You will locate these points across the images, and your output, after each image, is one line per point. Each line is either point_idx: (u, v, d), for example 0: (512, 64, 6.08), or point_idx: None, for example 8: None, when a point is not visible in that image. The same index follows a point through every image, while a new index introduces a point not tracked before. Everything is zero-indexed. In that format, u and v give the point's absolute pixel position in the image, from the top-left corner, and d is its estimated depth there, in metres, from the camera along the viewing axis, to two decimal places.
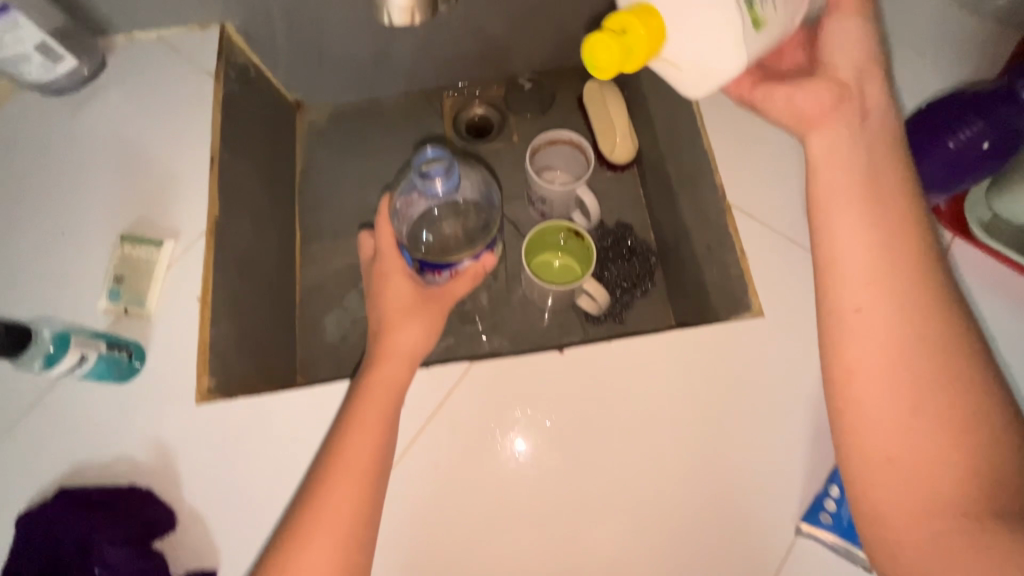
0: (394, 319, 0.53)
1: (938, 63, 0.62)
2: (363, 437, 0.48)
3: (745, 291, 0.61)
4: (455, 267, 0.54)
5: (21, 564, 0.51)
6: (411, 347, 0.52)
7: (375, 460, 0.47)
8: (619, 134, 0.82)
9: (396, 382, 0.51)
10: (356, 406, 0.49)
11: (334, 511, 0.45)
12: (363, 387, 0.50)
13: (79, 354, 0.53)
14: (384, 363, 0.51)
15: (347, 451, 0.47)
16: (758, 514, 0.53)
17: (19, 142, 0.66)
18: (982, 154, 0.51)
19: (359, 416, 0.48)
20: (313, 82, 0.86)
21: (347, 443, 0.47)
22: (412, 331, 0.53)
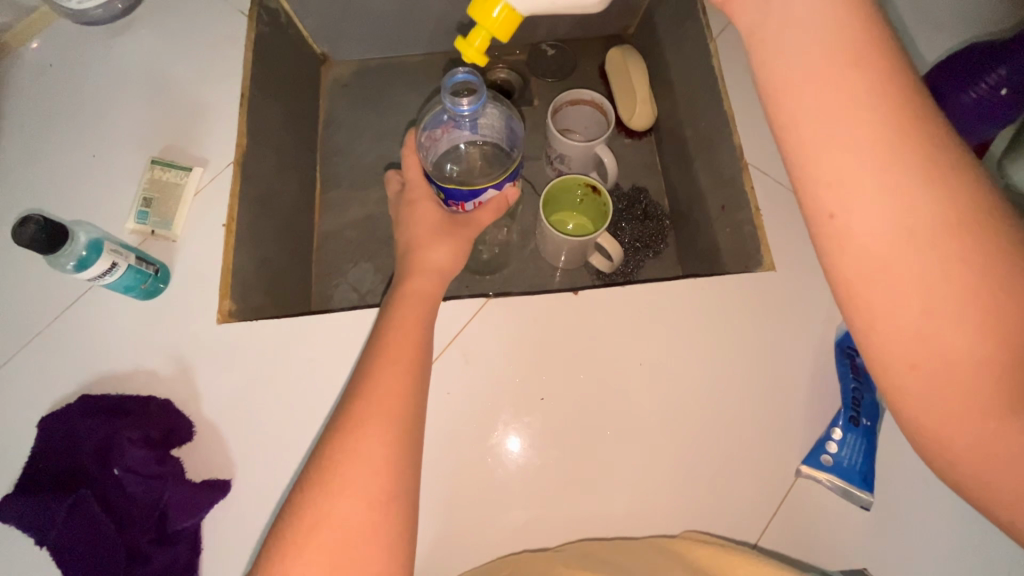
0: (424, 241, 0.55)
1: (955, 33, 0.64)
2: (406, 335, 0.48)
3: (758, 247, 0.63)
4: (479, 199, 0.56)
5: (43, 461, 0.52)
6: (438, 269, 0.54)
7: (416, 357, 0.47)
8: (639, 98, 0.83)
9: (429, 295, 0.52)
10: (387, 319, 0.50)
11: (386, 400, 0.44)
12: (400, 296, 0.52)
13: (111, 261, 0.53)
14: (416, 278, 0.53)
15: (394, 347, 0.47)
16: (759, 455, 0.55)
17: (53, 68, 0.68)
18: (1002, 101, 0.52)
19: (396, 319, 0.50)
20: (340, 36, 0.87)
21: (390, 341, 0.48)
22: (435, 260, 0.54)
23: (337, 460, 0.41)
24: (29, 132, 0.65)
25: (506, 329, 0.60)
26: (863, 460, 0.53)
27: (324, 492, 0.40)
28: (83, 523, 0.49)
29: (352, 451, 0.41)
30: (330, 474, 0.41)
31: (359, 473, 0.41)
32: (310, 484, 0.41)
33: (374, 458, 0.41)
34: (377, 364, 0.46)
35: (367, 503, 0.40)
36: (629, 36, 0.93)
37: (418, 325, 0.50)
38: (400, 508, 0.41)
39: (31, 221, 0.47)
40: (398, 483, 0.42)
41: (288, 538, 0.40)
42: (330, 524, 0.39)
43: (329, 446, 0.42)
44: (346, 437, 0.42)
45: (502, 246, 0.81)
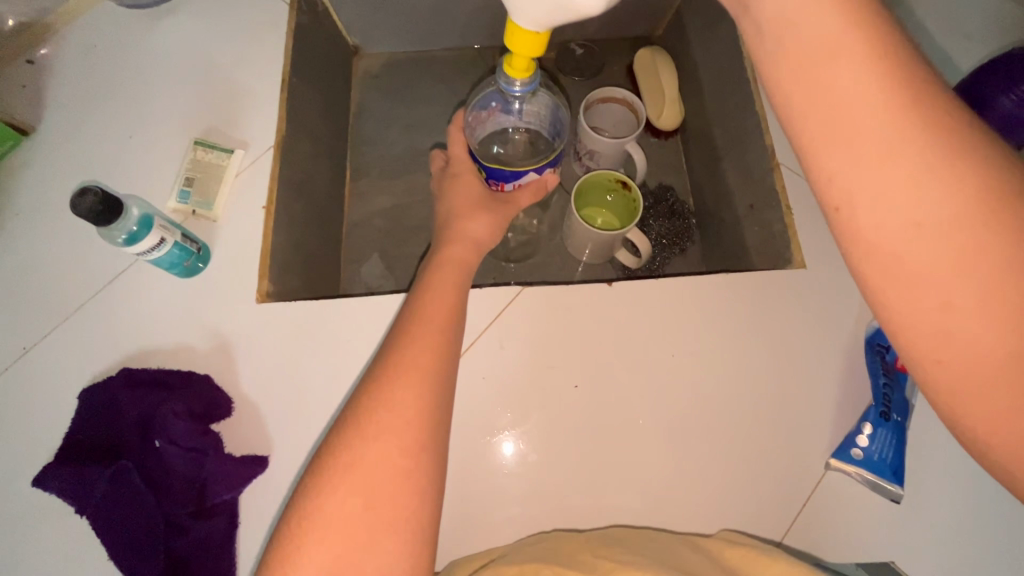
0: (464, 214, 0.56)
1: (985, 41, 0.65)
2: (441, 299, 0.49)
3: (787, 246, 0.64)
4: (519, 180, 0.57)
5: (85, 431, 0.53)
6: (472, 245, 0.55)
7: (451, 319, 0.48)
8: (668, 97, 0.84)
9: (467, 256, 0.54)
10: (419, 294, 0.50)
11: (419, 352, 0.45)
12: (438, 256, 0.54)
13: (160, 236, 0.54)
14: (453, 243, 0.54)
15: (431, 303, 0.49)
16: (788, 449, 0.56)
17: (97, 48, 0.69)
18: None
19: (433, 279, 0.51)
20: (373, 29, 0.88)
21: (426, 310, 0.48)
22: (469, 241, 0.55)
23: (371, 405, 0.42)
24: (72, 110, 0.66)
25: (540, 316, 0.61)
26: (894, 454, 0.54)
27: (359, 434, 0.41)
28: (123, 492, 0.50)
29: (390, 398, 0.42)
30: (366, 419, 0.42)
31: (393, 417, 0.42)
32: (342, 435, 0.42)
33: (407, 408, 0.42)
34: (412, 325, 0.47)
35: (401, 446, 0.41)
36: (657, 38, 0.95)
37: (455, 289, 0.51)
38: (432, 461, 0.42)
39: (89, 192, 0.48)
40: (432, 433, 0.42)
41: (324, 479, 0.40)
42: (361, 475, 0.40)
43: (365, 396, 0.43)
44: (381, 391, 0.43)
45: (527, 238, 0.83)
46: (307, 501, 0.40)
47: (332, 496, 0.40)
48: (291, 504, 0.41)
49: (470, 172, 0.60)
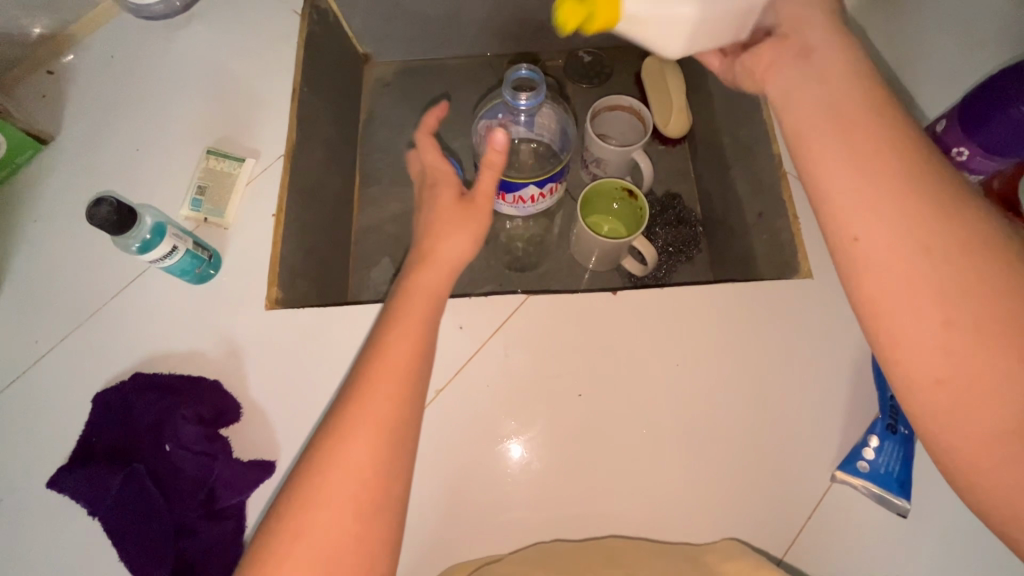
0: (439, 231, 0.53)
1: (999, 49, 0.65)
2: (406, 338, 0.47)
3: (795, 255, 0.64)
4: (518, 192, 0.60)
5: (98, 434, 0.54)
6: (443, 271, 0.51)
7: (414, 362, 0.46)
8: (675, 105, 0.84)
9: (440, 280, 0.51)
10: (382, 334, 0.47)
11: (374, 406, 0.43)
12: (410, 278, 0.51)
13: (172, 244, 0.55)
14: (426, 264, 0.51)
15: (394, 343, 0.46)
16: (794, 461, 0.56)
17: (116, 59, 0.70)
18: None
19: (402, 310, 0.48)
20: (384, 38, 0.89)
21: (386, 355, 0.45)
22: (436, 266, 0.51)
23: (318, 466, 0.41)
24: (91, 119, 0.68)
25: (546, 324, 0.61)
26: (901, 467, 0.54)
27: (302, 502, 0.40)
28: (134, 494, 0.51)
29: (342, 455, 0.41)
30: (313, 481, 0.41)
31: (343, 480, 0.41)
32: (291, 497, 0.41)
33: (356, 472, 0.41)
34: (370, 373, 0.45)
35: (352, 513, 0.40)
36: None
37: (424, 323, 0.48)
38: (387, 520, 0.42)
39: (104, 202, 0.50)
40: (387, 493, 0.42)
41: (269, 542, 0.40)
42: (308, 544, 0.39)
43: (317, 451, 0.42)
44: (332, 453, 0.41)
45: (534, 245, 0.83)
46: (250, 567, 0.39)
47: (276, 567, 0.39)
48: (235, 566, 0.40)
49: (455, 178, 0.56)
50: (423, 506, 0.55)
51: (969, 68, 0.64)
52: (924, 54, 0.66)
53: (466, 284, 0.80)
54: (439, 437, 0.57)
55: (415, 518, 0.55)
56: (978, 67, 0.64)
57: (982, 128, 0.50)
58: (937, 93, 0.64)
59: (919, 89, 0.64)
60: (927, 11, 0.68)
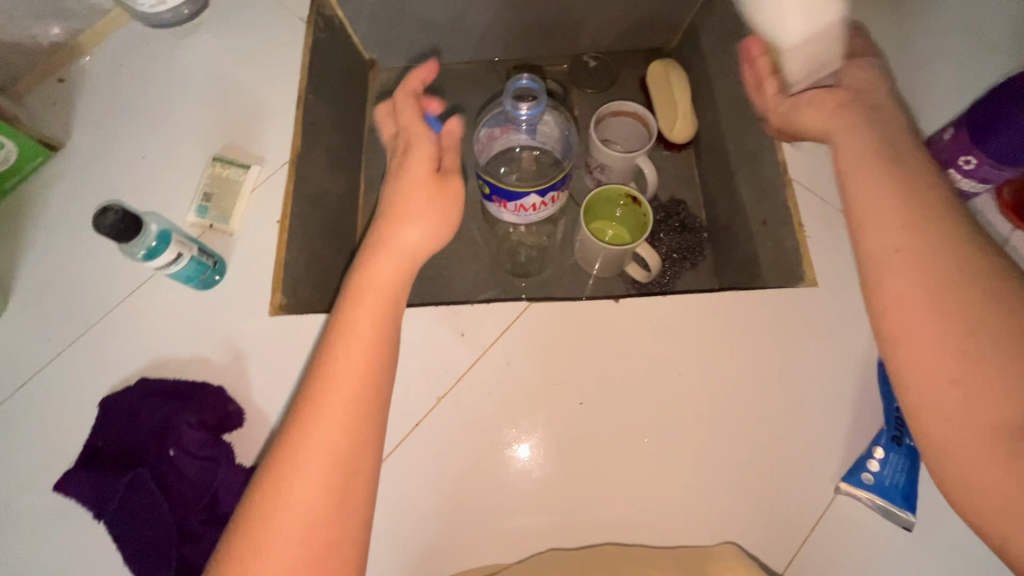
0: (390, 239, 0.50)
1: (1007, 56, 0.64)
2: (353, 362, 0.44)
3: (800, 263, 0.63)
4: (519, 201, 0.60)
5: (104, 438, 0.55)
6: (392, 282, 0.49)
7: (364, 374, 0.44)
8: (680, 110, 0.84)
9: (390, 292, 0.48)
10: (330, 347, 0.45)
11: (320, 431, 0.42)
12: (357, 291, 0.48)
13: (177, 251, 0.56)
14: (374, 275, 0.48)
15: (340, 368, 0.44)
16: (798, 472, 0.55)
17: (124, 67, 0.71)
18: None
19: (349, 327, 0.46)
20: (389, 43, 0.90)
21: (332, 370, 0.44)
22: (391, 265, 0.49)
23: (265, 507, 0.40)
24: (101, 126, 0.69)
25: (547, 330, 0.61)
26: (906, 479, 0.53)
27: (248, 546, 0.39)
28: (139, 498, 0.52)
29: (289, 484, 0.41)
30: (260, 523, 0.40)
31: (291, 521, 0.40)
32: (239, 528, 0.40)
33: (304, 503, 0.40)
34: (316, 392, 0.43)
35: (302, 548, 0.40)
36: (672, 50, 0.94)
37: (374, 342, 0.46)
38: (341, 557, 0.41)
39: (110, 211, 0.50)
40: (339, 529, 0.41)
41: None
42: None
43: (265, 478, 0.41)
44: (278, 483, 0.41)
45: (538, 251, 0.83)
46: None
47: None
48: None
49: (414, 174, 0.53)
50: (424, 512, 0.56)
51: (976, 76, 0.63)
52: (931, 61, 0.65)
53: (469, 289, 0.80)
54: (441, 444, 0.58)
55: (417, 524, 0.55)
56: (985, 74, 0.63)
57: (986, 139, 0.50)
58: (945, 98, 0.63)
59: (928, 95, 0.64)
60: (935, 16, 0.67)
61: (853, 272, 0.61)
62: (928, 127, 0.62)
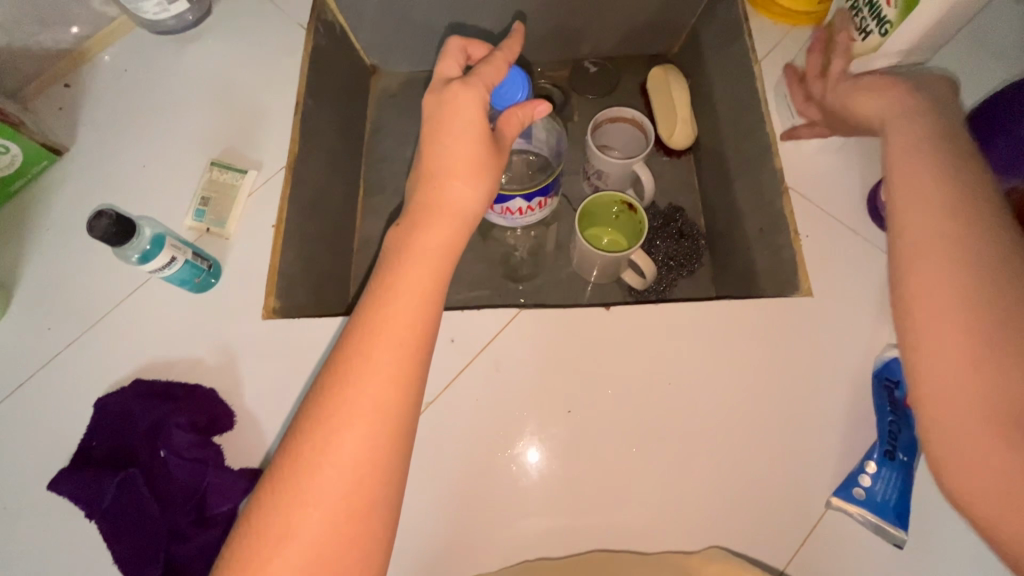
0: (438, 204, 0.50)
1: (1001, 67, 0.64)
2: (404, 321, 0.45)
3: (795, 272, 0.62)
4: (506, 204, 0.61)
5: (98, 437, 0.56)
6: (441, 244, 0.49)
7: (412, 341, 0.45)
8: (680, 116, 0.83)
9: (439, 254, 0.49)
10: (378, 309, 0.46)
11: (370, 393, 0.43)
12: (409, 249, 0.48)
13: (171, 255, 0.57)
14: (426, 235, 0.49)
15: (387, 331, 0.45)
16: (789, 484, 0.55)
17: (128, 73, 0.73)
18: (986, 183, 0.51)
19: (399, 284, 0.47)
20: (390, 49, 0.90)
21: (379, 335, 0.45)
22: (439, 230, 0.49)
23: (311, 459, 0.41)
24: (104, 131, 0.70)
25: (539, 338, 0.61)
26: (898, 496, 0.52)
27: (293, 501, 0.41)
28: (130, 498, 0.53)
29: (336, 445, 0.42)
30: (305, 480, 0.41)
31: (337, 474, 0.41)
32: (279, 488, 0.41)
33: (350, 464, 0.42)
34: (365, 355, 0.44)
35: (345, 507, 0.41)
36: (673, 55, 0.94)
37: (423, 303, 0.47)
38: (380, 514, 0.42)
39: (104, 215, 0.51)
40: (383, 486, 0.43)
41: (256, 535, 0.40)
42: (298, 538, 0.40)
43: (310, 439, 0.42)
44: (325, 443, 0.42)
45: (535, 256, 0.83)
46: (234, 565, 0.39)
47: (267, 564, 0.39)
48: (217, 563, 0.40)
49: (464, 129, 0.50)
50: (411, 519, 0.55)
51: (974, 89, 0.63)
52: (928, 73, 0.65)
53: (465, 295, 0.81)
54: (430, 450, 0.57)
55: (406, 530, 0.55)
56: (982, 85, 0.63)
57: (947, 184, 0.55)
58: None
59: None
60: None
61: (850, 283, 0.60)
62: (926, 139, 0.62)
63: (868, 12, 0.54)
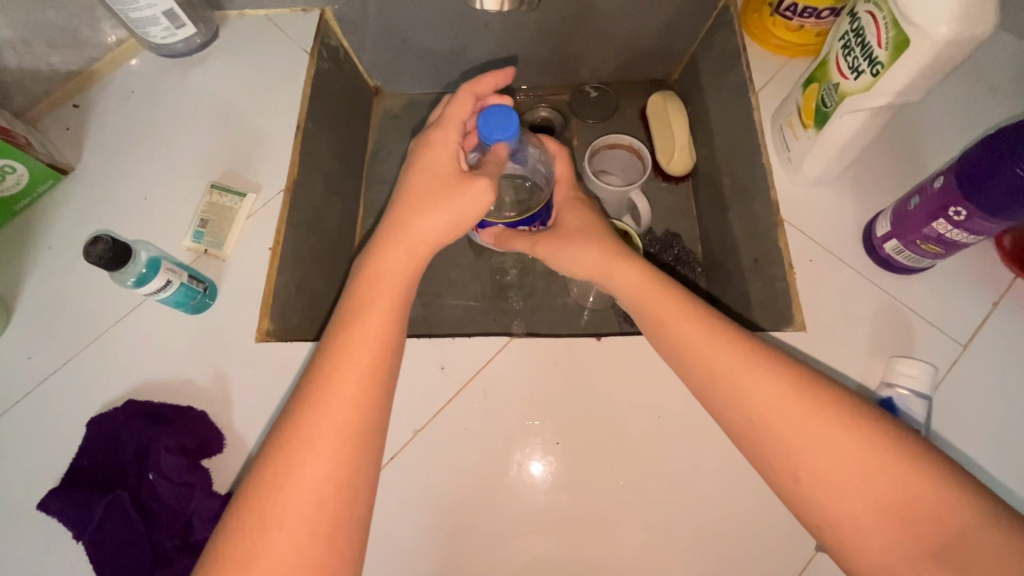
0: (402, 229, 0.51)
1: (993, 106, 0.65)
2: (367, 344, 0.46)
3: (789, 305, 0.61)
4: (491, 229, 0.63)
5: (89, 458, 0.56)
6: (404, 268, 0.50)
7: (375, 361, 0.46)
8: (678, 143, 0.83)
9: (401, 279, 0.49)
10: (340, 332, 0.46)
11: (331, 415, 0.43)
12: (374, 277, 0.49)
13: (166, 279, 0.58)
14: (391, 263, 0.50)
15: (349, 353, 0.45)
16: (776, 522, 0.55)
17: (134, 94, 0.74)
18: (959, 234, 0.52)
19: (362, 307, 0.47)
20: (393, 72, 0.92)
21: (341, 357, 0.45)
22: (402, 255, 0.50)
23: (278, 481, 0.42)
24: (108, 151, 0.71)
25: (531, 366, 0.61)
26: None
27: (260, 523, 0.41)
28: (116, 521, 0.53)
29: (299, 466, 0.42)
30: (270, 503, 0.41)
31: (302, 496, 0.41)
32: (246, 511, 0.41)
33: (314, 485, 0.42)
34: (327, 377, 0.44)
35: (311, 528, 0.41)
36: (673, 80, 0.94)
37: (385, 326, 0.47)
38: (349, 533, 0.42)
39: (100, 241, 0.52)
40: (347, 508, 0.42)
41: (224, 559, 0.40)
42: (266, 560, 0.40)
43: (275, 462, 0.42)
44: (288, 465, 0.42)
45: (532, 280, 0.83)
46: None
47: None
48: None
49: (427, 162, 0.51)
50: (398, 549, 0.55)
51: (965, 127, 0.64)
52: (921, 109, 0.65)
53: (461, 318, 0.81)
54: (417, 482, 0.57)
55: (389, 562, 0.55)
56: (972, 123, 0.64)
57: (919, 234, 0.54)
58: (933, 146, 0.64)
59: (919, 144, 0.64)
60: None
61: (845, 318, 0.59)
62: (917, 176, 0.62)
63: (859, 51, 0.53)
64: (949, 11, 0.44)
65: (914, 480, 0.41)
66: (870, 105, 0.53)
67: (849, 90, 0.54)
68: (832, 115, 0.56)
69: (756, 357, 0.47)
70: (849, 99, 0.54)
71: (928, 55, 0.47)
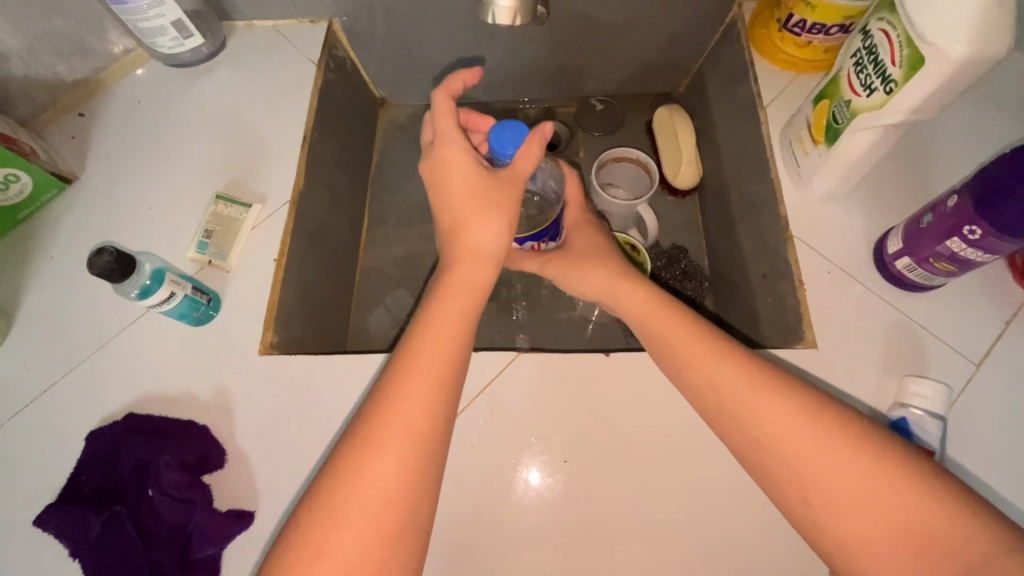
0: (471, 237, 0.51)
1: (1001, 124, 0.64)
2: (435, 346, 0.45)
3: (799, 322, 0.61)
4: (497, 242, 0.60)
5: (87, 473, 0.55)
6: (480, 277, 0.50)
7: (450, 366, 0.45)
8: (685, 157, 0.83)
9: (474, 288, 0.49)
10: (417, 335, 0.46)
11: (405, 415, 0.42)
12: (443, 284, 0.49)
13: (170, 290, 0.57)
14: (458, 271, 0.49)
15: (426, 355, 0.44)
16: (787, 544, 0.54)
17: (140, 104, 0.74)
18: (973, 252, 0.51)
19: (439, 313, 0.47)
20: (399, 83, 0.92)
21: (417, 358, 0.44)
22: (476, 266, 0.50)
23: (345, 479, 0.41)
24: (114, 161, 0.71)
25: (538, 382, 0.60)
26: None
27: (327, 522, 0.40)
28: (114, 538, 0.52)
29: (368, 466, 0.41)
30: (339, 501, 0.40)
31: (367, 497, 0.40)
32: (310, 510, 0.40)
33: (379, 486, 0.40)
34: (402, 377, 0.44)
35: (376, 529, 0.40)
36: (678, 94, 0.94)
37: (458, 330, 0.47)
38: (410, 540, 0.41)
39: (105, 252, 0.51)
40: (409, 514, 0.41)
41: (289, 558, 0.39)
42: (331, 559, 0.39)
43: (340, 462, 0.41)
44: (355, 464, 0.41)
45: (536, 292, 0.82)
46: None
47: None
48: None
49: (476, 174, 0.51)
50: None
51: (974, 145, 0.64)
52: (930, 127, 0.65)
53: None
54: None
55: None
56: (981, 141, 0.64)
57: (933, 251, 0.54)
58: (942, 164, 0.63)
59: (928, 161, 0.64)
60: None
61: (856, 336, 0.58)
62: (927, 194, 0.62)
63: (871, 69, 0.53)
64: (963, 31, 0.44)
65: (932, 505, 0.40)
66: (882, 122, 0.53)
67: (862, 107, 0.54)
68: (843, 132, 0.56)
69: (770, 376, 0.47)
70: (862, 116, 0.54)
71: (942, 73, 0.47)
